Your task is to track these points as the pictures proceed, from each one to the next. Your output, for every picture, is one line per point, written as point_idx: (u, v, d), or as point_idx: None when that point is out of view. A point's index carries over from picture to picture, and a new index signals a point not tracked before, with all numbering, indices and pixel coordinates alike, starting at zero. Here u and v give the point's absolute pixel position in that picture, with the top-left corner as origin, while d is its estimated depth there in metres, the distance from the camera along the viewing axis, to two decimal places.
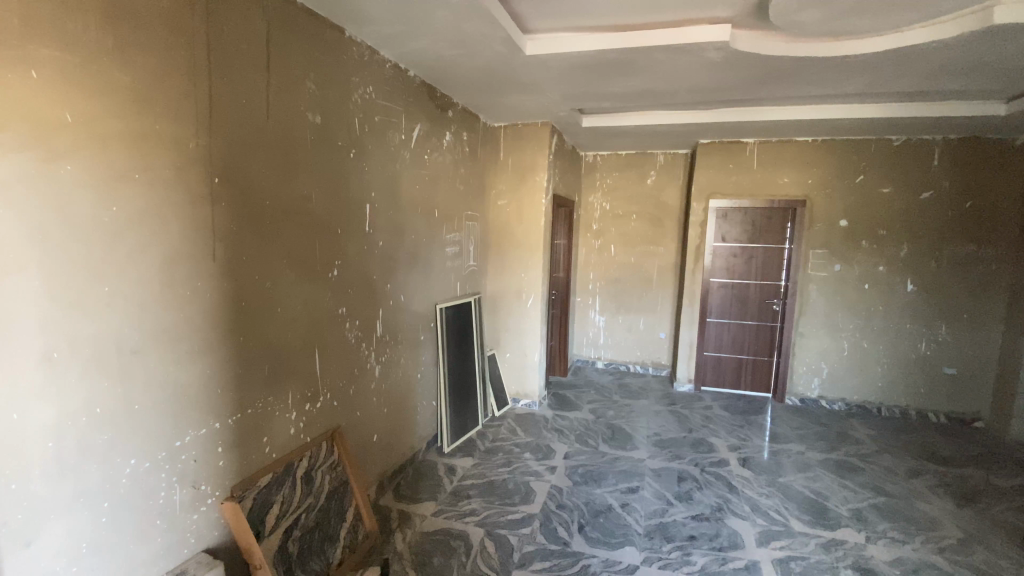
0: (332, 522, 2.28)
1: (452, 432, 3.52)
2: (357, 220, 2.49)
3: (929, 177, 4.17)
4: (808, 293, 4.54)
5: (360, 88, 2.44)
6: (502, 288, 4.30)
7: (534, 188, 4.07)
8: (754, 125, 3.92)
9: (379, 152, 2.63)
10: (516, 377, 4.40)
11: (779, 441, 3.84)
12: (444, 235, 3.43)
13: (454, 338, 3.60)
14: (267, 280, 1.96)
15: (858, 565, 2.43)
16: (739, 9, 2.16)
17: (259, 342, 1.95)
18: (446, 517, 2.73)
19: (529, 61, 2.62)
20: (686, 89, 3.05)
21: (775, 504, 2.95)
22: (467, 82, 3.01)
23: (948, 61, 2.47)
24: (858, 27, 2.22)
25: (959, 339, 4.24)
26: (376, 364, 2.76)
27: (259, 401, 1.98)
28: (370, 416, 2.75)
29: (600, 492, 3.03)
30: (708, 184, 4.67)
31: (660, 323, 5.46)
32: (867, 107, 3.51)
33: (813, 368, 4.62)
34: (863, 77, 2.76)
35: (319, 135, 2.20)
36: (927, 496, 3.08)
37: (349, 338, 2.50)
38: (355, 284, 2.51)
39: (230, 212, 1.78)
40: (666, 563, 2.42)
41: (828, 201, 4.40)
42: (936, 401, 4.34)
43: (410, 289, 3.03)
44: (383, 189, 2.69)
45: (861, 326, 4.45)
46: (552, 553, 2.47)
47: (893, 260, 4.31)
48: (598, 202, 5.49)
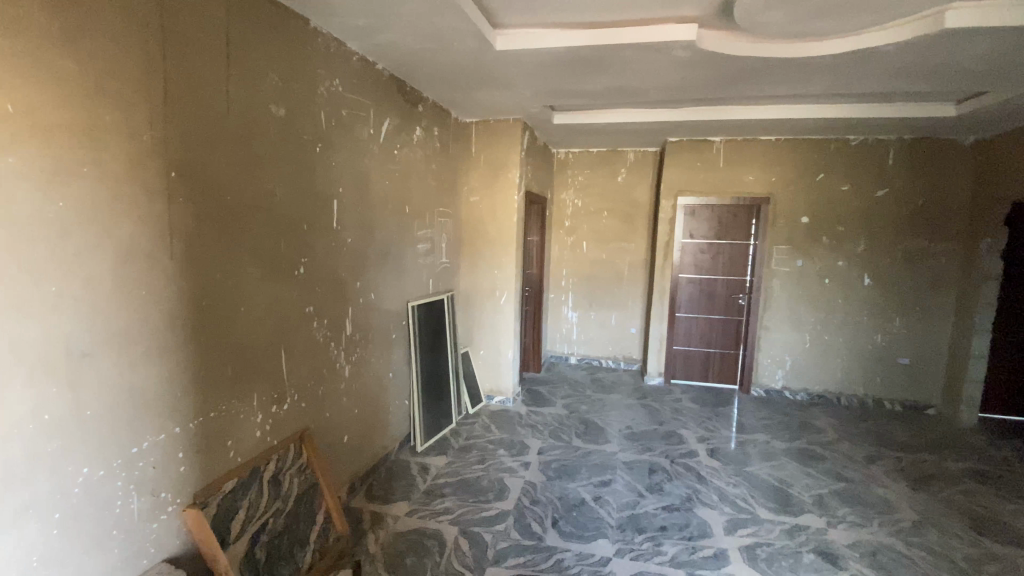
0: (302, 526, 2.23)
1: (425, 431, 3.49)
2: (325, 217, 2.43)
3: (885, 175, 4.35)
4: (773, 288, 4.69)
5: (326, 81, 2.38)
6: (475, 286, 4.29)
7: (506, 184, 4.06)
8: (720, 124, 4.02)
9: (347, 146, 2.57)
10: (490, 374, 4.39)
11: (746, 432, 3.96)
12: (416, 232, 3.38)
13: (427, 336, 3.57)
14: (230, 279, 1.90)
15: (820, 549, 2.53)
16: (707, 9, 2.19)
17: (222, 343, 1.88)
18: (420, 516, 2.70)
19: (500, 57, 2.61)
20: (655, 87, 3.09)
21: (741, 493, 3.03)
22: (438, 76, 2.97)
23: (901, 64, 2.58)
24: (819, 29, 2.29)
25: (912, 331, 4.45)
26: (346, 365, 2.70)
27: (222, 404, 1.91)
28: (341, 417, 2.70)
29: (573, 486, 3.06)
30: (677, 181, 4.76)
31: (631, 318, 5.54)
32: (827, 108, 3.63)
33: (777, 361, 4.78)
34: (824, 78, 2.85)
35: (284, 129, 2.13)
36: (883, 480, 3.22)
37: (317, 337, 2.44)
38: (323, 282, 2.45)
39: (189, 207, 1.71)
40: (638, 554, 2.46)
41: (791, 198, 4.54)
42: (892, 390, 4.54)
43: (381, 287, 2.99)
44: (352, 185, 2.63)
45: (822, 319, 4.61)
46: (527, 548, 2.48)
47: (852, 255, 4.49)
48: (570, 199, 5.52)
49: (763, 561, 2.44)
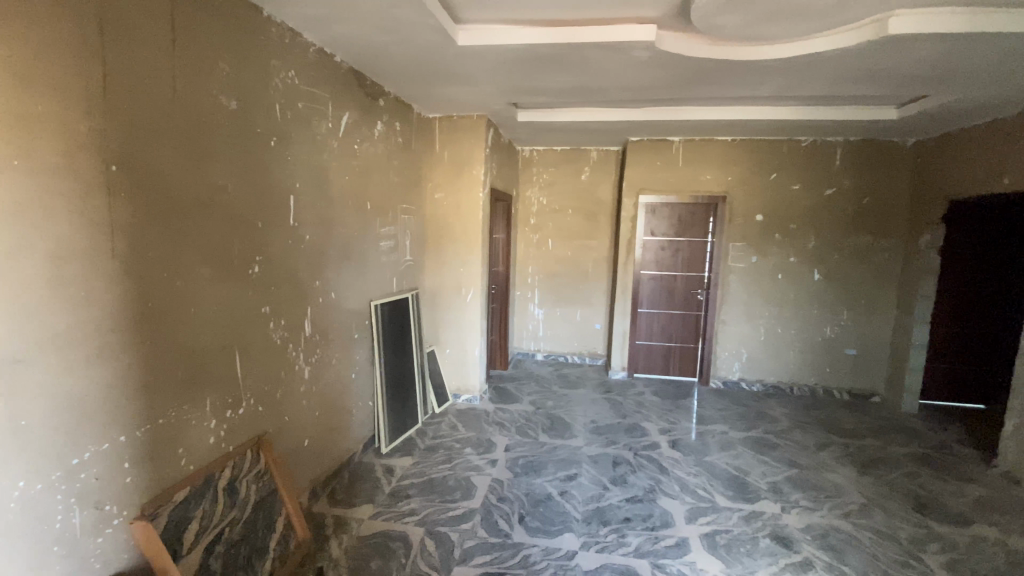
0: (260, 534, 2.16)
1: (390, 432, 3.43)
2: (280, 213, 2.35)
3: (833, 175, 4.57)
4: (729, 283, 4.85)
5: (281, 72, 2.30)
6: (440, 284, 4.24)
7: (470, 181, 4.04)
8: (679, 124, 4.11)
9: (304, 141, 2.49)
10: (456, 372, 4.36)
11: (705, 423, 4.09)
12: (378, 229, 3.32)
13: (391, 335, 3.51)
14: (178, 278, 1.80)
15: (775, 534, 2.64)
16: (665, 10, 2.23)
17: (171, 346, 1.79)
18: (385, 519, 2.66)
19: (462, 52, 2.58)
20: (616, 87, 3.14)
21: (701, 483, 3.13)
22: (398, 70, 2.92)
23: (847, 68, 2.70)
24: (771, 33, 2.37)
25: (858, 323, 4.69)
26: (305, 366, 2.63)
27: (172, 410, 1.82)
28: (300, 421, 2.62)
29: (540, 482, 3.08)
30: (639, 180, 4.85)
31: (596, 314, 5.62)
32: (779, 110, 3.77)
33: (734, 353, 4.95)
34: (777, 80, 2.95)
35: (236, 122, 2.04)
36: (833, 466, 3.39)
37: (274, 338, 2.36)
38: (280, 281, 2.37)
39: (132, 202, 1.61)
40: (603, 547, 2.50)
41: (746, 197, 4.71)
42: (840, 380, 4.78)
43: (342, 286, 2.91)
44: (310, 181, 2.56)
45: (776, 313, 4.81)
46: (493, 546, 2.48)
47: (803, 251, 4.70)
48: (535, 197, 5.55)
49: (722, 547, 2.52)
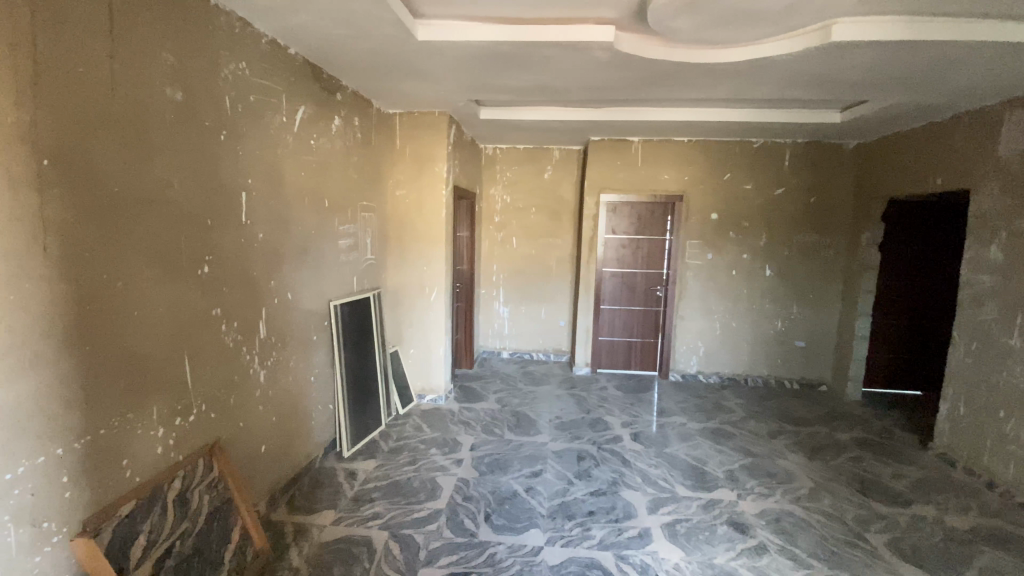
0: (214, 545, 2.07)
1: (352, 435, 3.36)
2: (231, 210, 2.25)
3: (783, 175, 4.77)
4: (687, 280, 5.01)
5: (231, 64, 2.20)
6: (402, 283, 4.18)
7: (432, 179, 3.99)
8: (638, 125, 4.20)
9: (256, 135, 2.40)
10: (420, 372, 4.30)
11: (666, 415, 4.20)
12: (337, 227, 3.23)
13: (352, 336, 3.44)
14: (119, 280, 1.70)
15: (732, 520, 2.74)
16: (622, 11, 2.27)
17: (112, 351, 1.69)
18: (347, 524, 2.61)
19: (422, 48, 2.54)
20: (576, 87, 3.18)
21: (662, 474, 3.21)
22: (356, 64, 2.85)
23: (795, 72, 2.82)
24: (723, 38, 2.45)
25: (807, 317, 4.93)
26: (261, 370, 2.53)
27: (115, 420, 1.71)
28: (257, 426, 2.52)
29: (505, 479, 3.09)
30: (600, 179, 4.93)
31: (560, 312, 5.67)
32: (733, 112, 3.90)
33: (692, 347, 5.11)
34: (730, 83, 3.05)
35: (182, 114, 1.94)
36: (785, 453, 3.55)
37: (226, 341, 2.26)
38: (231, 281, 2.27)
39: (67, 199, 1.50)
40: (568, 541, 2.53)
41: (702, 196, 4.86)
42: (791, 370, 5.01)
43: (298, 286, 2.82)
44: (263, 177, 2.46)
45: (731, 308, 5.00)
46: (459, 546, 2.46)
47: (755, 248, 4.89)
48: (499, 195, 5.54)
49: (682, 536, 2.60)
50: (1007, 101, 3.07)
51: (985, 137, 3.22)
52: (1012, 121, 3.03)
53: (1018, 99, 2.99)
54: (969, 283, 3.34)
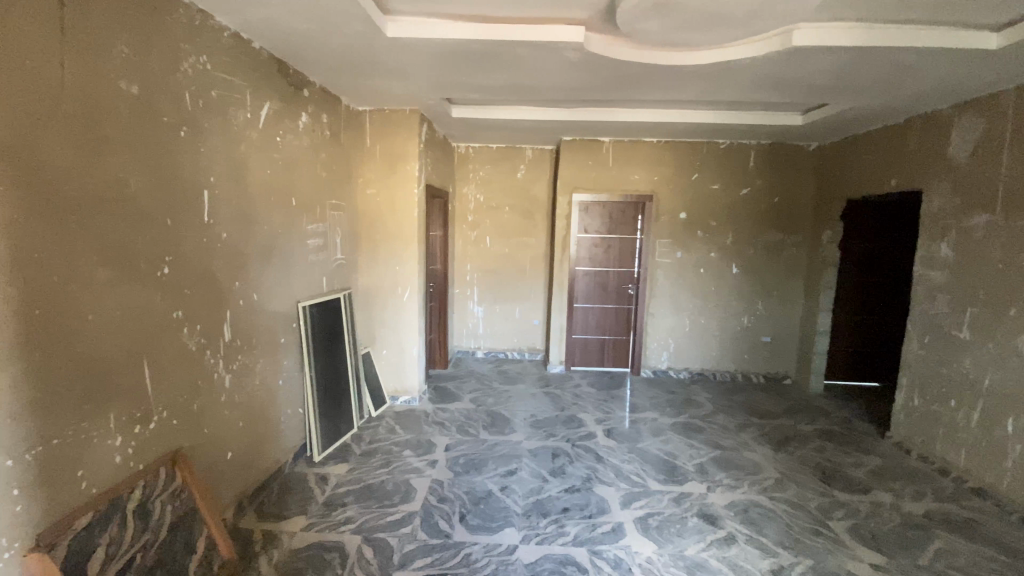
0: (178, 557, 2.00)
1: (323, 439, 3.30)
2: (192, 209, 2.17)
3: (749, 175, 4.91)
4: (657, 278, 5.10)
5: (191, 57, 2.12)
6: (374, 284, 4.12)
7: (403, 178, 3.95)
8: (609, 125, 4.25)
9: (218, 132, 2.32)
10: (393, 374, 4.25)
11: (638, 411, 4.27)
12: (305, 227, 3.16)
13: (322, 338, 3.37)
14: (72, 282, 1.61)
15: (702, 512, 2.81)
16: (591, 12, 2.29)
17: (65, 357, 1.61)
18: (319, 530, 2.56)
19: (391, 45, 2.51)
20: (548, 87, 3.20)
21: (635, 469, 3.27)
22: (324, 60, 2.79)
23: (758, 76, 2.91)
24: (690, 41, 2.50)
25: (772, 313, 5.09)
26: (226, 374, 2.45)
27: (69, 429, 1.63)
28: (222, 432, 2.45)
29: (480, 479, 3.08)
30: (572, 179, 4.97)
31: (534, 310, 5.70)
32: (701, 113, 3.99)
33: (662, 344, 5.21)
34: (698, 85, 3.12)
35: (139, 109, 1.86)
36: (752, 445, 3.66)
37: (188, 344, 2.18)
38: (193, 283, 2.19)
39: (15, 197, 1.42)
40: (543, 538, 2.54)
41: (672, 196, 4.96)
42: (757, 365, 5.16)
43: (264, 287, 2.75)
44: (226, 175, 2.39)
45: (700, 305, 5.11)
46: (434, 547, 2.45)
47: (722, 246, 5.02)
48: (472, 194, 5.52)
49: (654, 529, 2.64)
50: (957, 106, 3.23)
51: (937, 140, 3.38)
52: (961, 125, 3.20)
53: (967, 103, 3.15)
54: (921, 279, 3.50)
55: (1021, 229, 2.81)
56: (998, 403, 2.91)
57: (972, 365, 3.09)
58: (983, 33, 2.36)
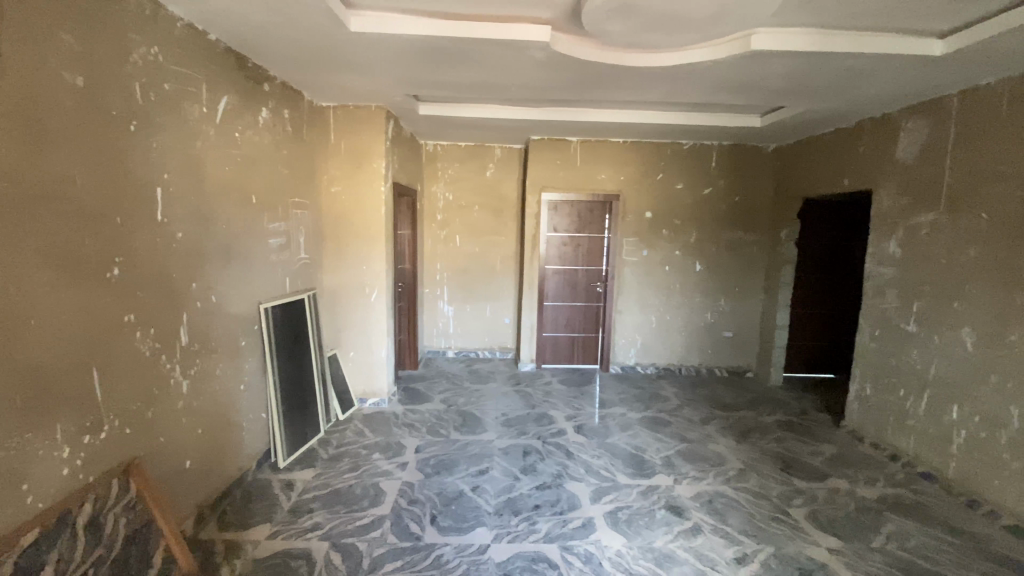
0: (133, 572, 1.90)
1: (288, 444, 3.21)
2: (144, 208, 2.07)
3: (711, 175, 5.04)
4: (625, 275, 5.18)
5: (141, 48, 2.02)
6: (341, 284, 4.03)
7: (370, 176, 3.88)
8: (576, 124, 4.29)
9: (172, 126, 2.22)
10: (361, 376, 4.17)
11: (607, 406, 4.34)
12: (266, 226, 3.06)
13: (286, 340, 3.28)
14: (11, 284, 1.51)
15: (669, 504, 2.87)
16: (556, 12, 2.30)
17: (4, 365, 1.50)
18: (284, 537, 2.49)
19: (355, 39, 2.45)
20: (515, 85, 3.20)
21: (604, 464, 3.31)
22: (284, 54, 2.71)
23: (719, 78, 2.99)
24: (653, 43, 2.55)
25: (735, 309, 5.25)
26: (183, 380, 2.35)
27: (10, 442, 1.53)
28: (180, 440, 2.34)
29: (451, 480, 3.06)
30: (541, 178, 4.99)
31: (505, 309, 5.70)
32: (665, 114, 4.08)
33: (630, 341, 5.30)
34: (661, 87, 3.19)
35: (85, 102, 1.76)
36: (717, 437, 3.77)
37: (141, 349, 2.08)
38: (146, 285, 2.09)
39: None
40: (514, 537, 2.55)
41: (638, 195, 5.05)
42: (721, 360, 5.32)
43: (223, 289, 2.65)
44: (180, 171, 2.29)
45: (665, 302, 5.23)
46: (405, 550, 2.42)
47: (687, 245, 5.14)
48: (441, 192, 5.47)
49: (624, 523, 2.69)
50: (904, 109, 3.41)
51: (886, 143, 3.55)
52: (907, 128, 3.38)
53: (914, 108, 3.33)
54: (872, 274, 3.68)
55: (962, 227, 2.99)
56: (944, 391, 3.09)
57: (919, 355, 3.27)
58: (927, 40, 2.48)
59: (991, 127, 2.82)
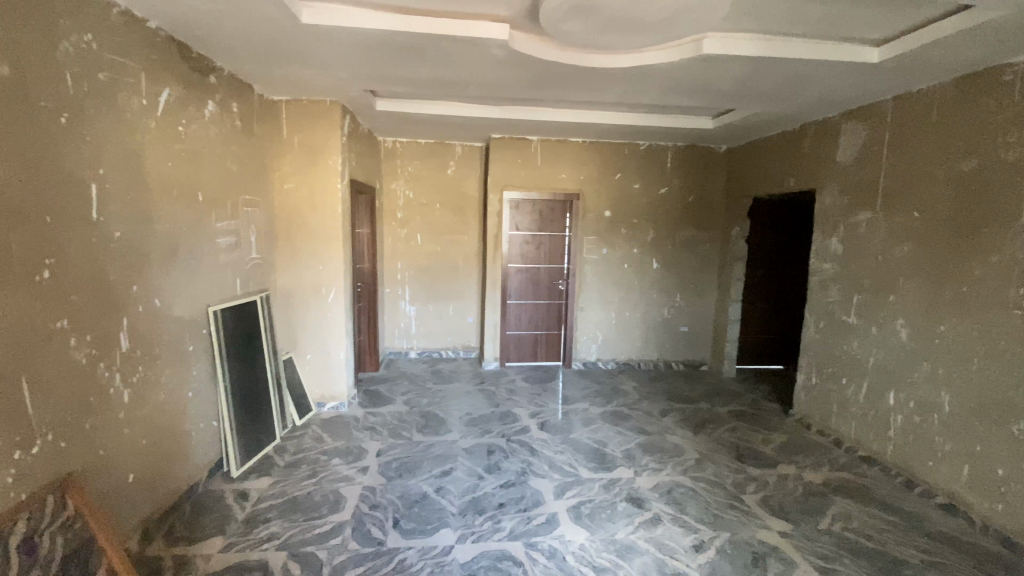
0: None
1: (241, 453, 3.09)
2: (78, 205, 1.93)
3: (667, 174, 5.18)
4: (586, 273, 5.26)
5: (72, 35, 1.88)
6: (296, 284, 3.90)
7: (326, 173, 3.77)
8: (536, 124, 4.32)
9: (107, 119, 2.08)
10: (319, 379, 4.05)
11: (570, 402, 4.39)
12: (214, 224, 2.92)
13: (237, 344, 3.14)
14: None
15: (630, 496, 2.94)
16: (515, 10, 2.30)
17: None
18: (239, 549, 2.39)
19: (307, 31, 2.37)
20: (475, 83, 3.18)
21: (567, 459, 3.36)
22: (232, 44, 2.58)
23: (674, 80, 3.07)
24: (610, 44, 2.59)
25: (690, 305, 5.42)
26: (125, 388, 2.22)
27: None
28: (123, 452, 2.21)
29: (414, 482, 3.02)
30: (502, 176, 4.99)
31: (468, 308, 5.67)
32: (623, 115, 4.16)
33: (591, 337, 5.38)
34: (618, 87, 3.25)
35: (10, 91, 1.62)
36: (675, 429, 3.88)
37: (76, 357, 1.94)
38: (81, 288, 1.95)
39: None
40: (478, 536, 2.54)
41: (597, 194, 5.13)
42: (678, 354, 5.48)
43: (167, 291, 2.51)
44: (118, 167, 2.15)
45: (625, 299, 5.34)
46: (366, 556, 2.37)
47: (644, 243, 5.27)
48: (401, 190, 5.38)
49: (586, 516, 2.73)
50: (844, 113, 3.60)
51: (827, 145, 3.75)
52: (846, 132, 3.58)
53: (852, 112, 3.52)
54: (816, 270, 3.88)
55: (896, 225, 3.20)
56: (882, 379, 3.29)
57: (859, 346, 3.48)
58: (865, 48, 2.63)
59: (922, 131, 3.03)
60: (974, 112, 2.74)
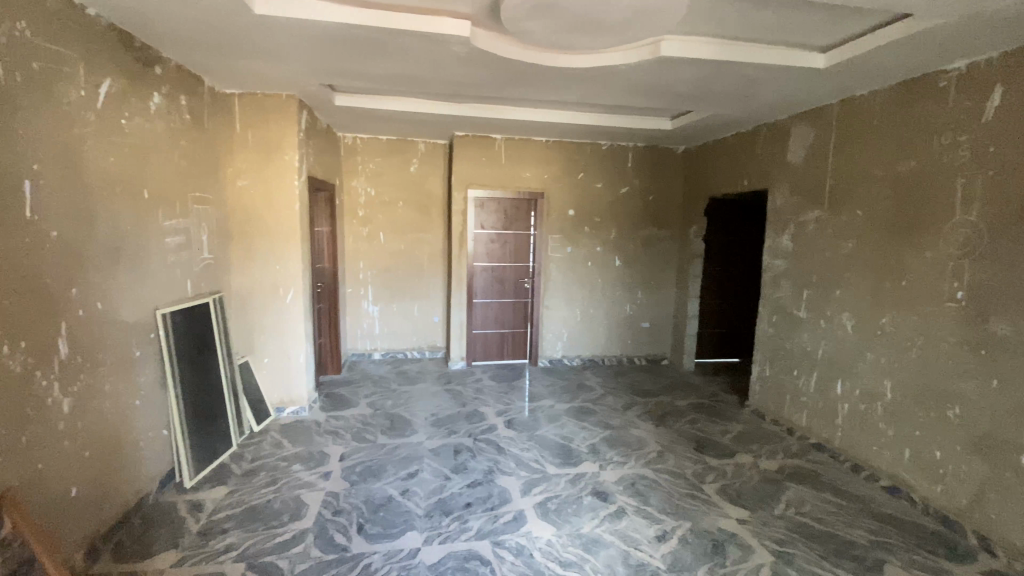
0: None
1: (195, 462, 2.95)
2: (9, 204, 1.79)
3: (628, 174, 5.28)
4: (551, 272, 5.30)
5: (2, 21, 1.75)
6: (252, 285, 3.76)
7: (282, 169, 3.64)
8: (499, 122, 4.32)
9: (42, 111, 1.94)
10: (278, 383, 3.92)
11: (536, 399, 4.42)
12: (162, 223, 2.78)
13: (189, 349, 3.00)
14: None
15: (595, 490, 2.99)
16: (476, 8, 2.29)
17: None
18: (194, 562, 2.29)
19: (260, 22, 2.28)
20: (437, 80, 3.15)
21: (534, 456, 3.38)
22: (179, 34, 2.46)
23: (634, 81, 3.13)
24: (571, 44, 2.62)
25: (652, 301, 5.56)
26: (65, 399, 2.08)
27: None
28: (64, 465, 2.08)
29: (379, 486, 2.97)
30: (466, 174, 4.96)
31: (432, 307, 5.62)
32: (585, 115, 4.21)
33: (557, 335, 5.43)
34: (580, 87, 3.29)
35: None
36: (638, 423, 3.97)
37: (10, 366, 1.81)
38: (13, 292, 1.81)
39: None
40: (445, 537, 2.52)
41: (561, 193, 5.17)
42: (640, 349, 5.61)
43: (111, 294, 2.37)
44: (54, 162, 2.01)
45: (589, 296, 5.42)
46: (329, 564, 2.31)
47: (607, 241, 5.36)
48: (362, 187, 5.27)
49: (553, 512, 2.75)
50: (793, 116, 3.77)
51: (779, 147, 3.92)
52: (796, 134, 3.74)
53: (801, 115, 3.69)
54: (770, 267, 4.05)
55: (841, 223, 3.37)
56: (830, 369, 3.46)
57: (809, 338, 3.65)
58: (812, 54, 2.77)
59: (865, 133, 3.20)
60: (911, 117, 2.91)
